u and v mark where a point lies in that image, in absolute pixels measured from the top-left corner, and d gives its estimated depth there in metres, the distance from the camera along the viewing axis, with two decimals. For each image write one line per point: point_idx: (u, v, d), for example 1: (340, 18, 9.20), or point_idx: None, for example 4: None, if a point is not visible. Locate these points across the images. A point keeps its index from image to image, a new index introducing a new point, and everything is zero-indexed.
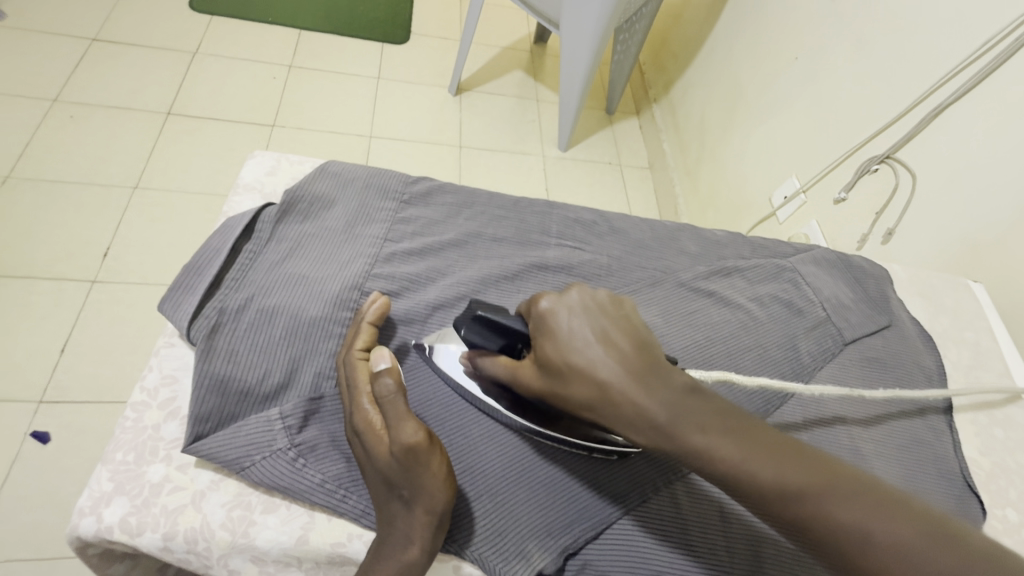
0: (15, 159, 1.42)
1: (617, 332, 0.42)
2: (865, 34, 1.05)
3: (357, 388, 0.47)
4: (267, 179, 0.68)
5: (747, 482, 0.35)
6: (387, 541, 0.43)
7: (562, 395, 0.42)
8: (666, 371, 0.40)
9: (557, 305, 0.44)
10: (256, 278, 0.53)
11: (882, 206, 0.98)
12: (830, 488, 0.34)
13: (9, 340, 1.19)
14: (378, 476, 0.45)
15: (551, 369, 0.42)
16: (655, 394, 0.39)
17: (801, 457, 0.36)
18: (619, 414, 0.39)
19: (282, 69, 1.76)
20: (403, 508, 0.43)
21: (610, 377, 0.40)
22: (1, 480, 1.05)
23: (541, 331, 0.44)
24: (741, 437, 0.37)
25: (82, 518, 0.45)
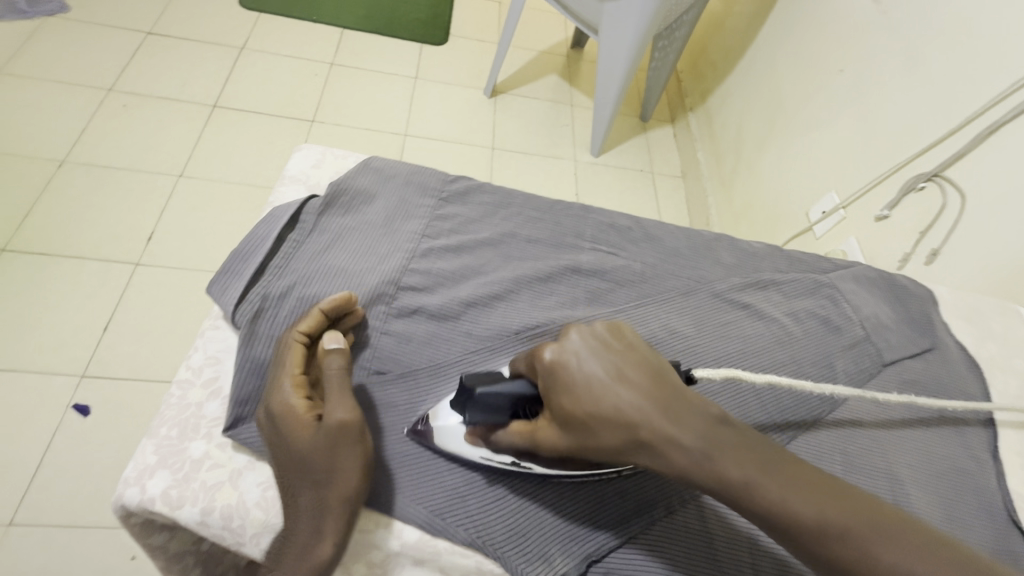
0: (70, 143, 1.49)
1: (630, 367, 0.41)
2: (915, 48, 1.02)
3: (284, 371, 0.48)
4: (313, 171, 0.70)
5: (791, 521, 0.34)
6: (296, 529, 0.44)
7: (591, 447, 0.40)
8: (691, 401, 0.39)
9: (564, 352, 0.43)
10: (298, 266, 0.55)
11: (928, 225, 0.95)
12: (871, 527, 0.34)
13: (57, 316, 1.25)
14: (294, 463, 0.45)
15: (574, 421, 0.41)
16: (687, 426, 0.38)
17: (839, 494, 0.35)
18: (655, 453, 0.38)
19: (323, 67, 1.81)
20: (310, 503, 0.44)
21: (637, 416, 0.39)
22: (44, 447, 1.11)
23: (553, 387, 0.42)
24: (778, 470, 0.36)
25: (127, 488, 0.47)
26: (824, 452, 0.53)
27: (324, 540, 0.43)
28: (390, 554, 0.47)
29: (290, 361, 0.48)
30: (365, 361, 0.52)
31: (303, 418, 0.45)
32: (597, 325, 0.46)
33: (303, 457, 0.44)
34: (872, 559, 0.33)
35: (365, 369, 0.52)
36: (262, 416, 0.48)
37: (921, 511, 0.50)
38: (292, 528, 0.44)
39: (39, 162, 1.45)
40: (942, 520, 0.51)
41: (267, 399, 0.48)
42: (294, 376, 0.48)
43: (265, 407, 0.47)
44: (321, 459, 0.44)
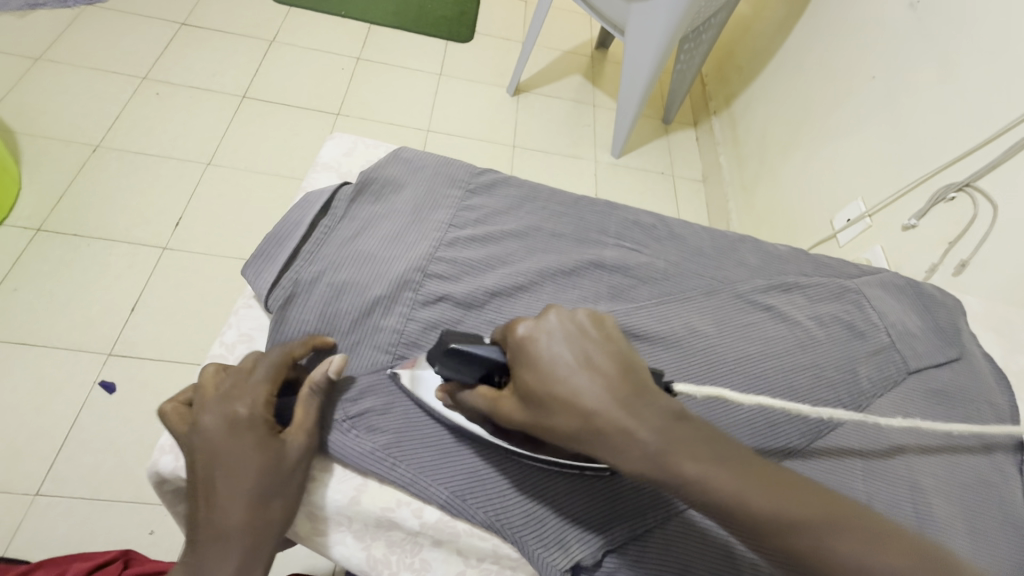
0: (105, 128, 1.54)
1: (601, 356, 0.40)
2: (948, 56, 1.01)
3: (264, 387, 0.47)
4: (344, 159, 0.72)
5: (746, 514, 0.34)
6: (219, 551, 0.41)
7: (545, 424, 0.40)
8: (654, 396, 0.38)
9: (536, 329, 0.42)
10: (328, 252, 0.56)
11: (958, 236, 0.93)
12: (828, 523, 0.34)
13: (86, 295, 1.29)
14: (239, 480, 0.42)
15: (533, 398, 0.40)
16: (646, 421, 0.37)
17: (795, 488, 0.36)
18: (608, 443, 0.37)
19: (350, 61, 1.83)
20: (250, 526, 0.42)
21: (597, 407, 0.38)
22: (71, 421, 1.15)
23: (519, 361, 0.42)
24: (736, 468, 0.35)
25: (162, 455, 0.49)
26: (844, 457, 0.53)
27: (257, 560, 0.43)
28: (411, 532, 0.49)
29: (270, 375, 0.47)
30: (391, 347, 0.52)
31: (275, 437, 0.45)
32: (580, 309, 0.44)
33: (261, 477, 0.43)
34: (823, 551, 0.33)
35: (389, 355, 0.52)
36: (216, 422, 0.44)
37: (943, 523, 0.50)
38: (217, 551, 0.41)
39: (74, 146, 1.49)
40: (963, 531, 0.50)
41: (227, 405, 0.45)
42: (270, 391, 0.47)
43: (225, 414, 0.44)
44: (281, 483, 0.44)
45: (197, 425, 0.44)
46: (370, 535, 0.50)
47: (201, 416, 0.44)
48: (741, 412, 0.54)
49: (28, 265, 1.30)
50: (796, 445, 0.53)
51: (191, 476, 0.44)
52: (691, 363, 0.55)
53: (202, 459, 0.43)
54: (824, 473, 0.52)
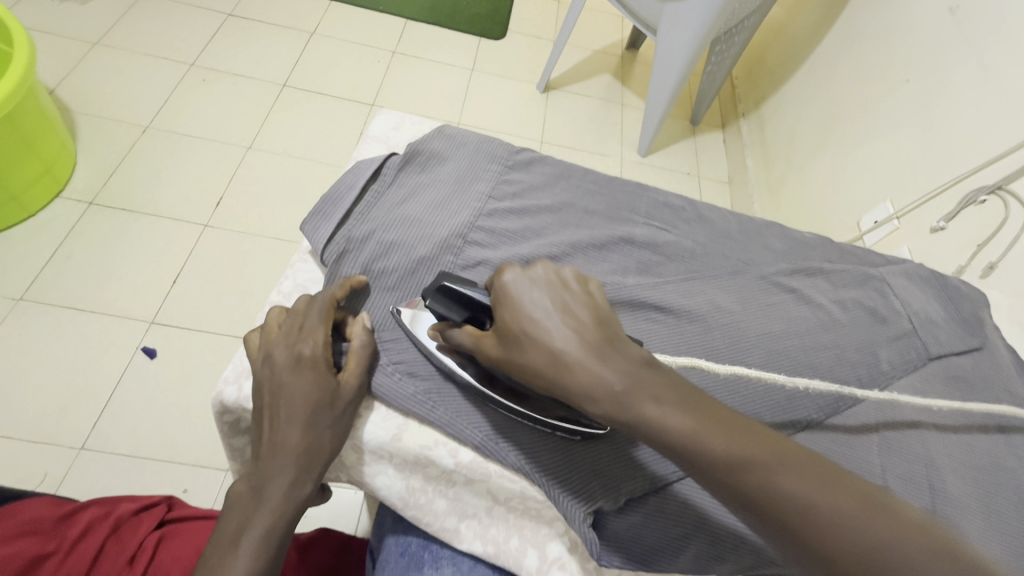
0: (155, 111, 1.62)
1: (578, 306, 0.43)
2: (989, 60, 1.00)
3: (320, 330, 0.52)
4: (393, 133, 0.77)
5: (693, 448, 0.37)
6: (276, 470, 0.47)
7: (516, 362, 0.43)
8: (624, 346, 0.41)
9: (519, 278, 0.45)
10: (378, 215, 0.61)
11: (988, 238, 0.92)
12: (775, 462, 0.36)
13: (132, 266, 1.36)
14: (298, 409, 0.48)
15: (508, 338, 0.43)
16: (612, 364, 0.40)
17: (753, 434, 0.37)
18: (573, 380, 0.40)
19: (386, 54, 1.89)
20: (304, 449, 0.48)
21: (568, 347, 0.41)
22: (114, 383, 1.21)
23: (501, 304, 0.44)
24: (691, 411, 0.38)
25: (227, 386, 0.54)
26: (863, 432, 0.55)
27: (307, 482, 0.48)
28: (445, 471, 0.53)
29: (323, 318, 0.52)
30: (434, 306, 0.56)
31: (331, 375, 0.50)
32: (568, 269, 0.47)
33: (315, 409, 0.49)
34: (768, 486, 0.35)
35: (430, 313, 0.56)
36: (284, 358, 0.50)
37: (956, 499, 0.51)
38: (275, 468, 0.47)
39: (126, 126, 1.57)
40: (976, 509, 0.51)
41: (293, 344, 0.51)
42: (326, 333, 0.52)
43: (292, 352, 0.50)
44: (332, 416, 0.50)
45: (267, 358, 0.51)
46: (408, 472, 0.55)
47: (270, 351, 0.51)
48: (759, 383, 0.56)
49: (80, 236, 1.38)
50: (814, 418, 0.55)
51: (259, 401, 0.50)
52: (714, 336, 0.57)
53: (269, 389, 0.49)
54: (841, 448, 0.54)
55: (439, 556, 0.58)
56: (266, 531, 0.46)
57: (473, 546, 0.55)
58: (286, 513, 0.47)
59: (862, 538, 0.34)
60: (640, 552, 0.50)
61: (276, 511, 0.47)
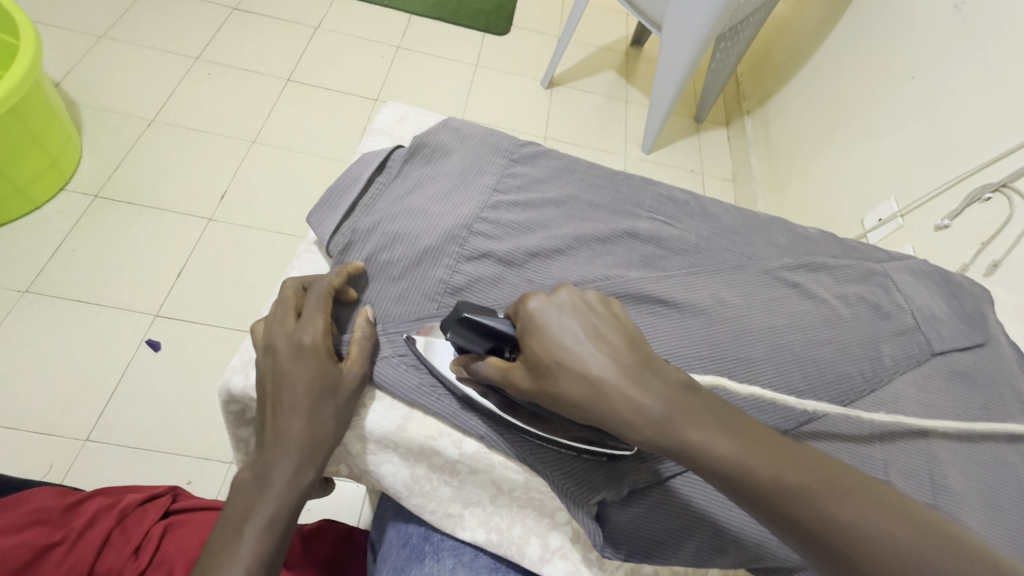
0: (159, 104, 1.62)
1: (608, 330, 0.44)
2: (993, 56, 1.00)
3: (319, 318, 0.52)
4: (398, 126, 0.78)
5: (742, 476, 0.37)
6: (280, 458, 0.48)
7: (550, 393, 0.43)
8: (658, 367, 0.42)
9: (547, 304, 0.45)
10: (383, 207, 0.62)
11: (992, 236, 0.92)
12: (824, 487, 0.36)
13: (137, 259, 1.37)
14: (301, 397, 0.49)
15: (540, 370, 0.43)
16: (649, 389, 0.41)
17: (799, 457, 0.38)
18: (615, 409, 0.41)
19: (390, 49, 1.89)
20: (308, 437, 0.49)
21: (603, 373, 0.42)
22: (119, 375, 1.22)
23: (528, 333, 0.44)
24: (734, 436, 0.39)
25: (234, 374, 0.55)
26: (866, 426, 0.55)
27: (310, 470, 0.49)
28: (450, 460, 0.54)
29: (322, 306, 0.53)
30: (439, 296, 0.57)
31: (333, 363, 0.51)
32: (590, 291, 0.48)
33: (318, 396, 0.49)
34: (819, 512, 0.36)
35: (435, 302, 0.56)
36: (285, 347, 0.51)
37: (958, 494, 0.51)
38: (279, 456, 0.47)
39: (131, 120, 1.58)
40: (978, 504, 0.52)
41: (293, 333, 0.51)
42: (325, 322, 0.53)
43: (293, 341, 0.51)
44: (335, 404, 0.51)
45: (268, 348, 0.51)
46: (412, 462, 0.55)
47: (271, 340, 0.51)
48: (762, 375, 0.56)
49: (85, 229, 1.38)
50: (817, 412, 0.55)
51: (262, 391, 0.51)
52: (718, 330, 0.57)
53: (271, 379, 0.50)
54: (842, 446, 0.54)
55: (441, 547, 0.59)
56: (271, 518, 0.46)
57: (477, 536, 0.57)
58: (290, 499, 0.48)
59: (924, 564, 0.33)
60: (641, 546, 0.50)
61: (280, 498, 0.47)
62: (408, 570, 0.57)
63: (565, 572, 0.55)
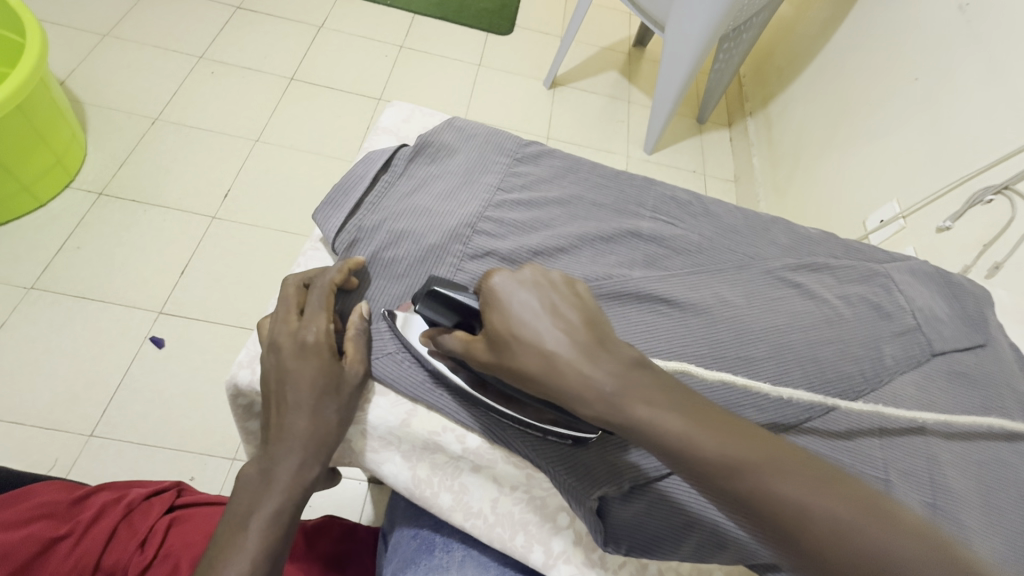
0: (164, 103, 1.63)
1: (567, 306, 0.43)
2: (997, 58, 1.00)
3: (322, 315, 0.53)
4: (403, 125, 0.79)
5: (687, 451, 0.36)
6: (284, 454, 0.48)
7: (507, 367, 0.42)
8: (615, 346, 0.41)
9: (506, 279, 0.44)
10: (389, 205, 0.62)
11: (993, 238, 0.92)
12: (771, 464, 0.35)
13: (141, 257, 1.37)
14: (306, 394, 0.49)
15: (498, 343, 0.42)
16: (602, 365, 0.40)
17: (747, 433, 0.37)
18: (567, 384, 0.40)
19: (394, 49, 1.89)
20: (312, 434, 0.49)
21: (558, 349, 0.40)
22: (123, 372, 1.23)
23: (487, 308, 0.44)
24: (684, 412, 0.38)
25: (241, 369, 0.56)
26: (865, 426, 0.55)
27: (313, 467, 0.49)
28: (454, 457, 0.55)
29: (325, 304, 0.54)
30: None
31: (337, 360, 0.52)
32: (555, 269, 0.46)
33: (322, 393, 0.50)
34: (762, 488, 0.35)
35: None
36: (289, 345, 0.51)
37: (957, 494, 0.52)
38: (283, 452, 0.48)
39: (135, 118, 1.59)
40: (977, 504, 0.52)
41: (297, 331, 0.52)
42: (328, 319, 0.53)
43: (297, 339, 0.51)
44: (339, 400, 0.51)
45: (272, 346, 0.52)
46: (416, 458, 0.56)
47: (275, 338, 0.52)
48: (764, 373, 0.56)
49: (90, 226, 1.39)
50: (816, 411, 0.55)
51: (266, 388, 0.51)
52: (720, 330, 0.57)
53: (275, 376, 0.50)
54: (843, 449, 0.54)
55: (450, 541, 0.60)
56: (275, 514, 0.47)
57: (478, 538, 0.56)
58: (295, 495, 0.48)
59: (858, 542, 0.33)
60: (641, 542, 0.51)
61: (285, 494, 0.47)
62: (417, 561, 0.59)
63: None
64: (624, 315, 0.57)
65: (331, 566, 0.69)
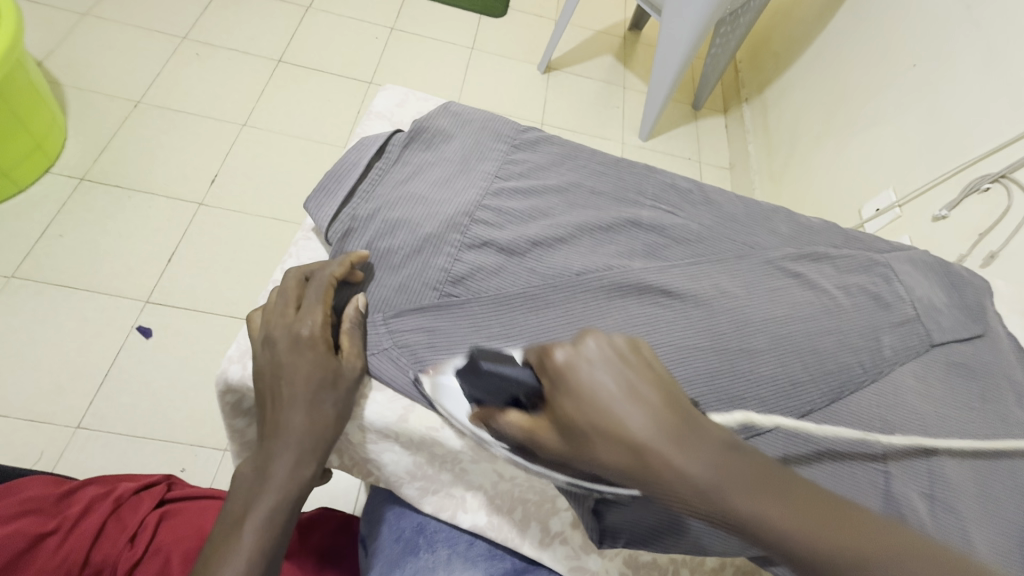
0: (146, 85, 1.57)
1: (641, 382, 0.40)
2: (995, 45, 0.99)
3: (320, 310, 0.52)
4: (396, 110, 0.76)
5: (798, 548, 0.35)
6: (279, 450, 0.47)
7: (585, 454, 0.40)
8: (699, 426, 0.38)
9: (575, 357, 0.41)
10: (383, 192, 0.61)
11: (989, 227, 0.92)
12: (885, 556, 0.34)
13: (126, 245, 1.34)
14: (302, 388, 0.48)
15: (575, 429, 0.40)
16: (694, 454, 0.37)
17: (850, 520, 0.36)
18: (662, 476, 0.37)
19: (384, 31, 1.84)
20: (308, 430, 0.48)
21: (644, 435, 0.38)
22: (110, 363, 1.20)
23: (558, 391, 0.41)
24: (787, 503, 0.36)
25: (231, 364, 0.54)
26: (865, 419, 0.54)
27: (307, 465, 0.48)
28: (451, 451, 0.54)
29: (322, 297, 0.53)
30: (439, 283, 0.56)
31: (333, 355, 0.50)
32: (615, 335, 0.44)
33: (318, 387, 0.49)
34: None
35: (435, 291, 0.56)
36: (283, 339, 0.50)
37: (954, 484, 0.52)
38: (278, 448, 0.47)
39: (118, 101, 1.53)
40: (973, 494, 0.52)
41: (292, 324, 0.51)
42: (325, 312, 0.52)
43: (291, 332, 0.50)
44: (335, 395, 0.50)
45: (267, 340, 0.50)
46: (414, 451, 0.56)
47: (269, 332, 0.50)
48: (765, 366, 0.55)
49: (72, 213, 1.35)
50: (818, 404, 0.54)
51: (260, 383, 0.50)
52: (721, 321, 0.56)
53: (270, 370, 0.49)
54: (848, 482, 0.52)
55: (435, 539, 0.60)
56: (270, 512, 0.46)
57: (477, 519, 0.59)
58: (291, 493, 0.47)
59: None
60: (644, 533, 0.51)
61: (280, 491, 0.46)
62: (402, 563, 0.58)
63: (565, 556, 0.58)
64: (625, 307, 0.56)
65: (324, 559, 0.68)
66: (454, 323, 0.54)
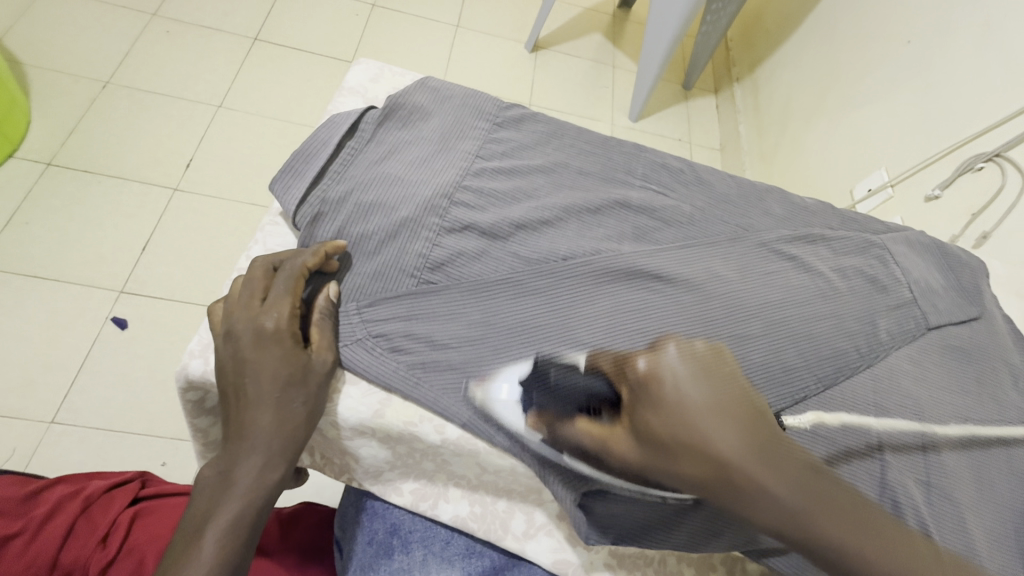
0: (115, 65, 1.50)
1: (727, 399, 0.37)
2: (994, 17, 0.96)
3: (289, 302, 0.49)
4: (371, 86, 0.72)
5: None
6: (242, 451, 0.44)
7: (665, 469, 0.37)
8: (785, 448, 0.36)
9: (662, 367, 0.39)
10: (356, 173, 0.57)
11: (983, 206, 0.91)
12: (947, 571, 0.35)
13: (96, 232, 1.28)
14: (269, 387, 0.45)
15: (656, 440, 0.37)
16: (785, 479, 0.34)
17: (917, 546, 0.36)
18: (747, 495, 0.34)
19: (365, 7, 1.77)
20: (276, 431, 0.45)
21: (731, 456, 0.34)
22: (82, 355, 1.16)
23: (641, 401, 0.38)
24: (870, 534, 0.35)
25: (192, 359, 0.51)
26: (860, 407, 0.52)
27: (275, 468, 0.45)
28: (432, 446, 0.52)
29: (291, 288, 0.49)
30: (416, 268, 0.53)
31: (301, 350, 0.48)
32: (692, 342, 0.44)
33: (286, 384, 0.46)
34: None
35: (412, 278, 0.53)
36: (246, 333, 0.47)
37: (951, 472, 0.50)
38: (243, 451, 0.44)
39: (83, 81, 1.46)
40: (969, 481, 0.51)
41: (256, 317, 0.47)
42: (293, 305, 0.49)
43: (255, 326, 0.47)
44: (306, 391, 0.47)
45: (229, 335, 0.47)
46: (392, 447, 0.53)
47: (232, 326, 0.47)
48: (758, 351, 0.53)
49: (38, 200, 1.29)
50: (810, 391, 0.52)
51: (222, 382, 0.47)
52: (713, 306, 0.54)
53: (232, 368, 0.46)
54: None
55: (410, 540, 0.58)
56: (233, 517, 0.43)
57: (459, 510, 0.57)
58: (257, 497, 0.44)
59: None
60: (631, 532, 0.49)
61: (245, 495, 0.44)
62: (377, 565, 0.56)
63: (550, 548, 0.56)
64: (613, 292, 0.54)
65: (306, 555, 0.66)
66: (432, 310, 0.52)
